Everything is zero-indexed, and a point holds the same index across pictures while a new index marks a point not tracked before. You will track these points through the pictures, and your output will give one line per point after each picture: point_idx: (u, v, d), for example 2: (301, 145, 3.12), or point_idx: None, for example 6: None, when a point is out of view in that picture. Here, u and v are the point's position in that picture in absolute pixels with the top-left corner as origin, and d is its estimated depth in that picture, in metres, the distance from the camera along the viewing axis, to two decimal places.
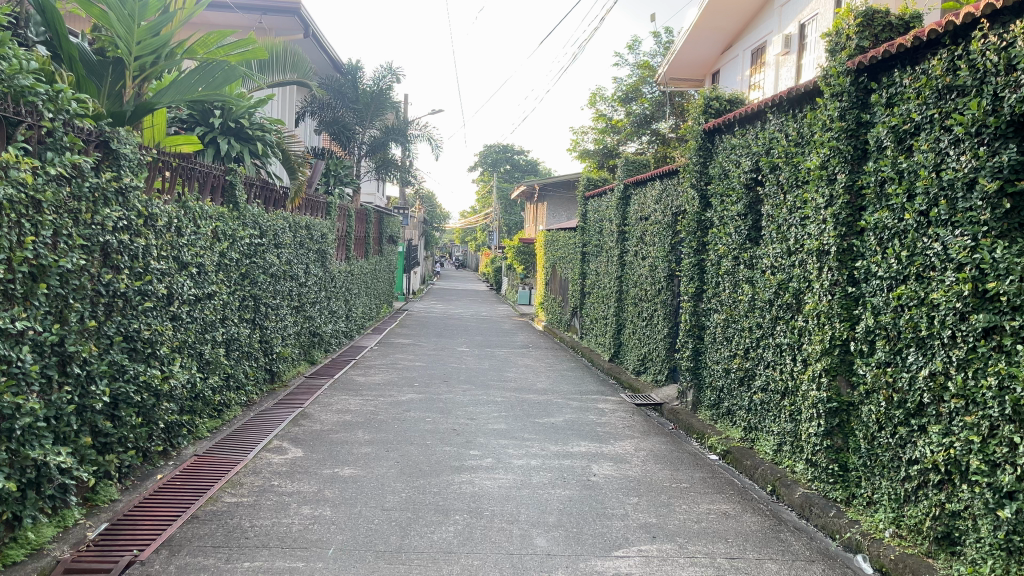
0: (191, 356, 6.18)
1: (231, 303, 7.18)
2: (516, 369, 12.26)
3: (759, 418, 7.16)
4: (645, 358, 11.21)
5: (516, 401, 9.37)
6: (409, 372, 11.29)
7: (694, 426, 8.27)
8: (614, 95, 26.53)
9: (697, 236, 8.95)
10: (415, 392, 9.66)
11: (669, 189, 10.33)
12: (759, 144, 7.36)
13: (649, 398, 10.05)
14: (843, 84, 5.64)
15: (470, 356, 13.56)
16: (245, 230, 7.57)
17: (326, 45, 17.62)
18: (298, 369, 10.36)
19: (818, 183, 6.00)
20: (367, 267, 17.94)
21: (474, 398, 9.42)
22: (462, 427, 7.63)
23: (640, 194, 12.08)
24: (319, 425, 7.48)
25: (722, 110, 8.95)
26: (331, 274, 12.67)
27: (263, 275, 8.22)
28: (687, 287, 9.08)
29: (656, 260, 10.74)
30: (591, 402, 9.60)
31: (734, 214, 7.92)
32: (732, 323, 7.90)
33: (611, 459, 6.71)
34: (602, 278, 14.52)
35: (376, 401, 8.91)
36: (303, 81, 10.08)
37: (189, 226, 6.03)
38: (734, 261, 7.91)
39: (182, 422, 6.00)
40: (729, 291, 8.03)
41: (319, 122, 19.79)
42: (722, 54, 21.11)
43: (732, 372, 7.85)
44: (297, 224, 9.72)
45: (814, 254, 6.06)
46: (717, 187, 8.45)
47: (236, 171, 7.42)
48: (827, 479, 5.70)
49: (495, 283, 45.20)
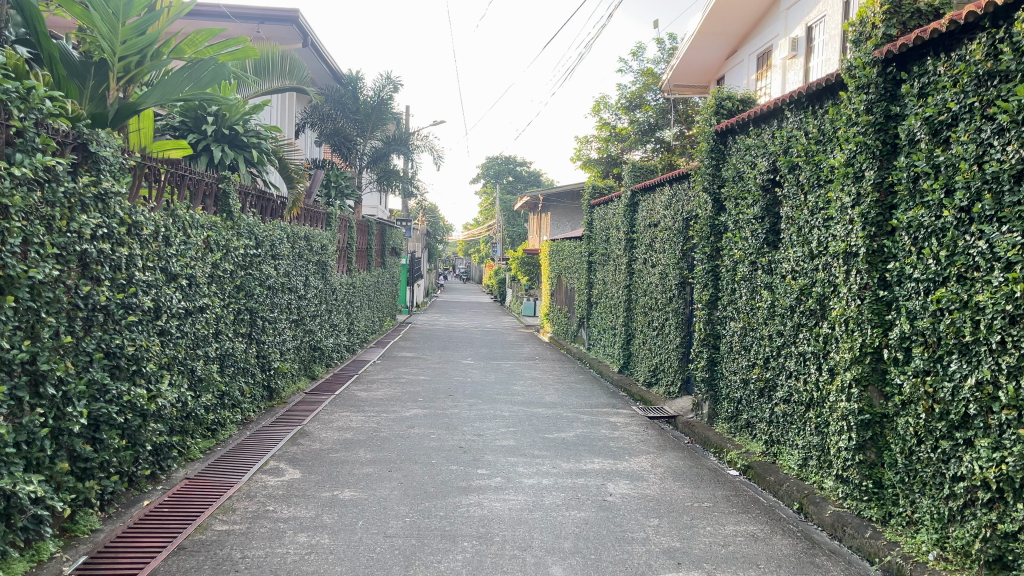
0: (182, 372, 5.83)
1: (226, 317, 6.84)
2: (523, 381, 11.90)
3: (781, 431, 6.80)
4: (657, 368, 10.85)
5: (525, 415, 9.01)
6: (413, 386, 10.93)
7: (711, 440, 7.91)
8: (617, 103, 26.24)
9: (711, 241, 8.61)
10: (420, 407, 9.31)
11: (679, 194, 10.00)
12: (776, 143, 7.03)
13: (662, 411, 9.69)
14: (870, 75, 5.29)
15: (475, 369, 13.21)
16: (240, 240, 7.25)
17: (325, 56, 17.36)
18: (298, 385, 10.01)
19: (843, 182, 5.65)
20: (370, 279, 17.63)
21: (480, 413, 9.07)
22: (469, 444, 7.28)
23: (648, 200, 11.74)
24: (318, 443, 7.13)
25: (735, 110, 8.58)
26: (332, 287, 12.34)
27: (259, 287, 7.89)
28: (701, 295, 8.74)
29: (668, 268, 10.39)
30: (603, 416, 9.23)
31: (750, 217, 7.58)
32: (750, 332, 7.56)
33: (627, 476, 6.34)
34: (610, 288, 14.17)
35: (378, 417, 8.56)
36: (301, 87, 9.77)
37: (178, 235, 5.69)
38: (752, 267, 7.56)
39: (172, 443, 5.65)
40: (746, 298, 7.68)
41: (319, 133, 19.51)
42: (726, 60, 20.85)
43: (751, 383, 7.49)
44: (295, 234, 9.40)
45: (840, 257, 5.70)
46: (731, 190, 8.11)
47: (229, 179, 7.09)
48: (861, 497, 5.33)
49: (499, 295, 44.91)
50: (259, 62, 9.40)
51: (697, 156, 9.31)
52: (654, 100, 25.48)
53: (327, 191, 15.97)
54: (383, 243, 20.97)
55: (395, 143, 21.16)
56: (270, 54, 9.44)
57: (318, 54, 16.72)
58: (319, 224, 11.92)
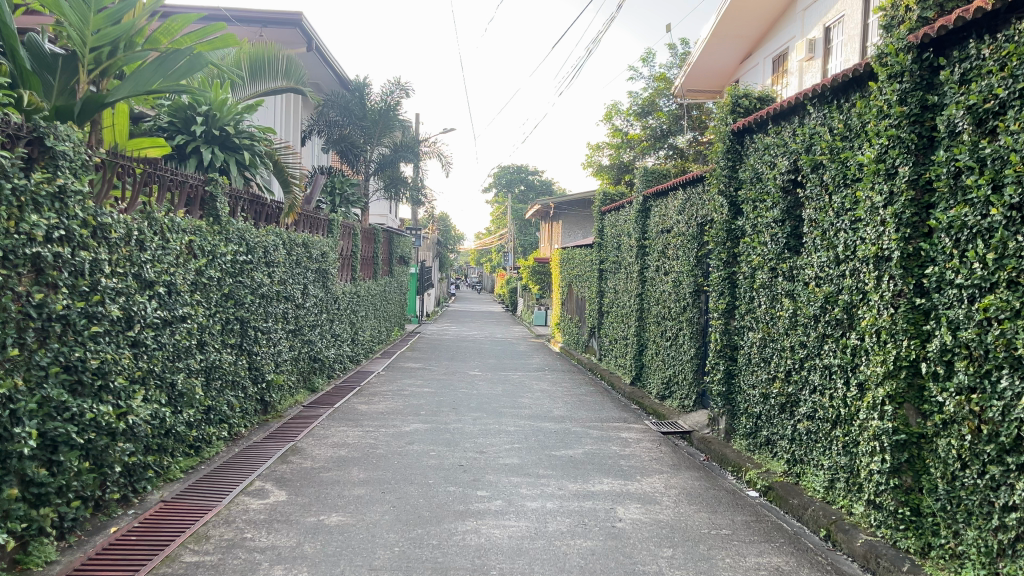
0: (159, 386, 5.43)
1: (211, 327, 6.44)
2: (531, 394, 11.45)
3: (805, 449, 6.33)
4: (670, 381, 10.38)
5: (531, 431, 8.55)
6: (416, 399, 10.51)
7: (729, 457, 7.44)
8: (629, 110, 25.82)
9: (727, 247, 8.15)
10: (421, 421, 8.88)
11: (693, 199, 9.56)
12: (798, 141, 6.57)
13: (676, 426, 9.22)
14: (904, 62, 4.84)
15: (482, 381, 12.78)
16: (228, 246, 6.85)
17: (331, 60, 17.00)
18: (295, 398, 9.61)
19: (873, 180, 5.20)
20: (376, 288, 17.24)
21: (485, 428, 8.63)
22: (470, 463, 6.83)
23: (661, 205, 11.28)
24: (310, 461, 6.71)
25: (753, 109, 8.13)
26: (334, 295, 11.94)
27: (251, 296, 7.50)
28: (717, 304, 8.28)
29: (682, 275, 9.93)
30: (614, 431, 8.76)
31: (769, 221, 7.12)
32: (771, 343, 7.09)
33: (638, 499, 5.87)
34: (621, 296, 13.72)
35: (376, 432, 8.13)
36: (299, 88, 9.40)
37: (155, 239, 5.30)
38: (771, 273, 7.10)
39: (147, 462, 5.24)
40: (766, 307, 7.21)
41: (325, 140, 19.17)
42: (741, 64, 20.42)
43: (772, 398, 7.02)
44: (292, 240, 9.00)
45: (870, 262, 5.24)
46: (749, 192, 7.65)
47: (217, 181, 6.70)
48: (897, 525, 4.85)
49: (510, 304, 44.48)
50: (255, 63, 9.03)
51: (712, 157, 8.86)
52: (666, 106, 25.03)
53: (332, 198, 15.61)
54: (390, 252, 20.61)
55: (403, 149, 20.76)
56: (267, 54, 9.06)
57: (323, 58, 16.36)
58: (319, 230, 11.53)
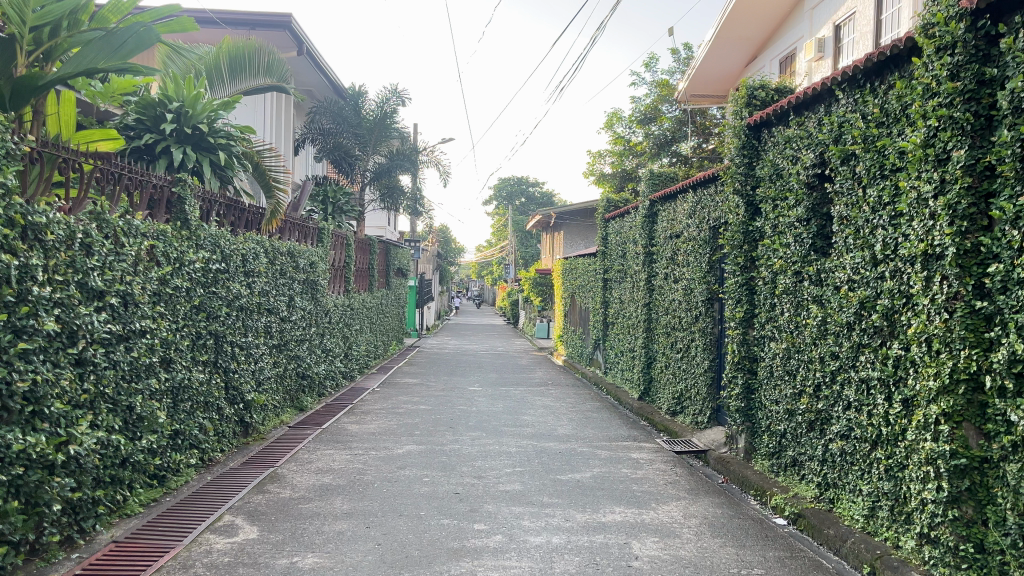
0: (111, 409, 4.80)
1: (179, 342, 5.82)
2: (533, 410, 10.81)
3: (839, 472, 5.67)
4: (682, 395, 9.76)
5: (534, 452, 7.91)
6: (411, 418, 9.86)
7: (750, 480, 6.80)
8: (631, 117, 25.31)
9: (744, 250, 7.53)
10: (415, 443, 8.23)
11: (705, 200, 8.95)
12: (825, 131, 5.95)
13: (690, 444, 8.58)
14: (956, 32, 4.24)
15: (482, 397, 12.13)
16: (199, 253, 6.24)
17: (325, 66, 16.46)
18: (281, 418, 8.95)
19: (920, 168, 4.58)
20: (372, 301, 16.62)
21: (484, 449, 7.99)
22: (467, 490, 6.18)
23: (669, 210, 10.69)
24: (290, 490, 6.05)
25: (769, 101, 7.55)
26: (325, 308, 11.33)
27: (227, 309, 6.88)
28: (734, 312, 7.65)
29: (694, 283, 9.32)
30: (623, 451, 8.11)
31: (792, 220, 6.51)
32: (796, 354, 6.45)
33: (654, 532, 5.21)
34: (627, 306, 13.10)
35: (366, 455, 7.48)
36: (281, 87, 8.82)
37: (106, 243, 4.68)
38: (795, 278, 6.48)
39: (95, 497, 4.61)
40: (789, 314, 6.58)
41: (319, 149, 18.60)
42: (745, 67, 19.85)
43: (798, 415, 6.37)
44: (274, 249, 8.38)
45: (917, 262, 4.61)
46: (768, 189, 7.04)
47: (185, 181, 6.10)
48: (958, 564, 4.20)
49: (511, 317, 43.85)
50: (236, 59, 8.44)
51: (725, 155, 8.25)
52: (669, 112, 24.51)
53: (324, 207, 15.05)
54: (387, 263, 20.00)
55: (399, 158, 20.19)
56: (248, 49, 8.47)
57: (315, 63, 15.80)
58: (308, 239, 10.92)
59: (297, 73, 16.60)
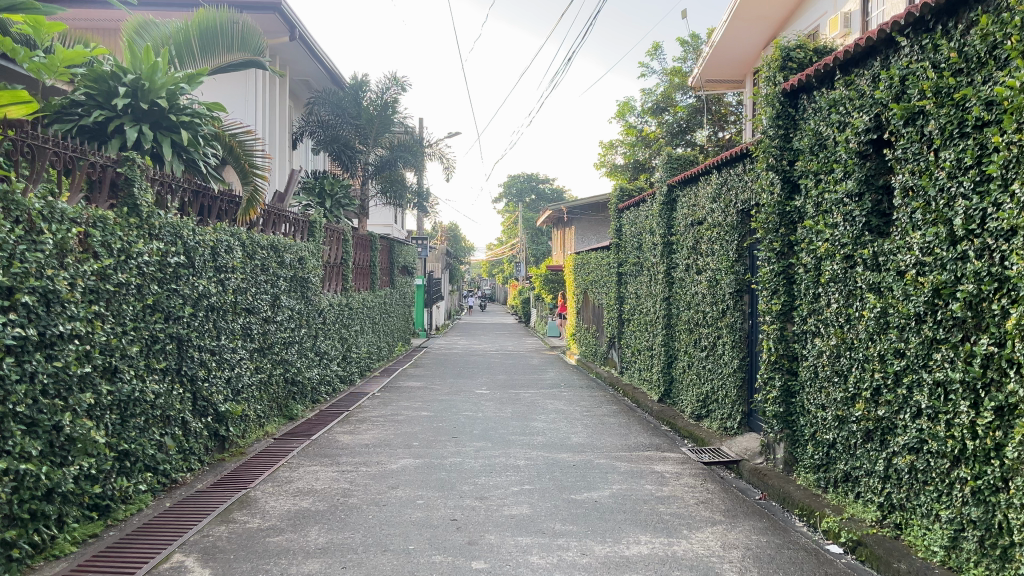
0: (28, 431, 3.96)
1: (126, 348, 4.97)
2: (544, 416, 9.93)
3: (908, 492, 4.76)
4: (708, 398, 8.87)
5: (545, 465, 7.02)
6: (410, 426, 8.99)
7: (795, 497, 5.89)
8: (643, 106, 24.37)
9: (781, 234, 6.62)
10: (411, 456, 7.35)
11: (732, 180, 8.05)
12: (882, 88, 5.03)
13: (720, 453, 7.68)
14: None
15: (489, 401, 11.26)
16: (152, 244, 5.39)
17: (320, 54, 15.63)
18: (265, 429, 8.10)
19: (1020, 119, 3.67)
20: (374, 300, 15.78)
21: (489, 463, 7.11)
22: (466, 516, 5.30)
23: (690, 194, 9.79)
24: (259, 519, 5.18)
25: (808, 64, 6.63)
26: (318, 308, 10.48)
27: (192, 309, 6.03)
28: (769, 305, 6.74)
29: (720, 273, 8.42)
30: (645, 462, 7.22)
31: (840, 196, 5.60)
32: (846, 351, 5.54)
33: (690, 569, 4.31)
34: (644, 301, 12.21)
35: (354, 472, 6.61)
36: (257, 60, 7.94)
37: (14, 229, 3.83)
38: (845, 262, 5.56)
39: (7, 539, 3.78)
40: (838, 305, 5.67)
41: (317, 142, 17.76)
42: (764, 49, 18.83)
43: (852, 423, 5.46)
44: (252, 243, 7.52)
45: (1017, 235, 3.70)
46: (810, 163, 6.12)
47: (134, 161, 5.27)
48: None
49: (523, 316, 43.01)
50: (206, 34, 7.56)
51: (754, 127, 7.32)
52: (683, 100, 23.55)
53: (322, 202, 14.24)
54: (391, 261, 19.17)
55: (401, 149, 19.03)
56: (218, 21, 7.57)
57: (310, 50, 14.98)
58: (298, 234, 10.09)
59: (292, 60, 15.79)
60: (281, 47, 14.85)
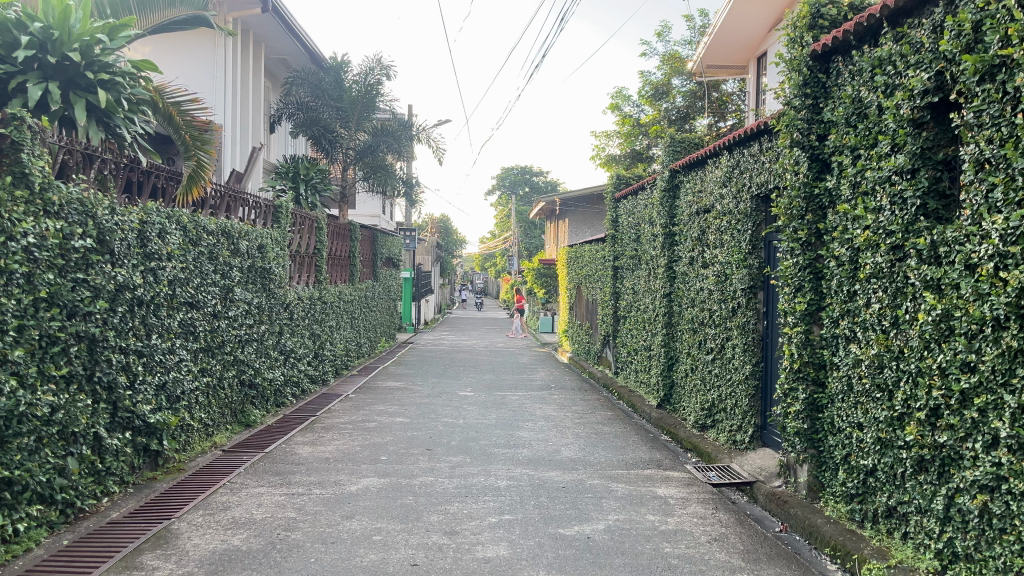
0: None
1: (4, 349, 3.98)
2: (531, 423, 9.00)
3: (977, 542, 3.82)
4: (714, 407, 7.94)
5: (531, 487, 6.05)
6: (381, 436, 8.03)
7: (824, 534, 4.96)
8: (641, 93, 23.39)
9: (808, 222, 5.67)
10: (376, 474, 6.39)
11: (748, 161, 7.09)
12: (948, 38, 4.07)
13: (730, 472, 6.74)
14: None
15: (472, 405, 10.30)
16: (47, 223, 4.37)
17: (297, 30, 14.65)
18: (213, 440, 7.13)
19: None
20: (353, 293, 14.80)
21: (465, 483, 6.14)
22: (430, 559, 4.34)
23: (695, 178, 8.84)
24: (172, 564, 4.18)
25: (841, 22, 5.68)
26: (283, 302, 9.50)
27: (107, 303, 5.04)
28: (792, 304, 5.79)
29: (730, 268, 7.47)
30: (646, 484, 6.26)
31: (885, 176, 4.65)
32: (890, 361, 4.59)
33: None
34: (641, 297, 11.28)
35: (306, 496, 5.64)
36: (205, 16, 6.95)
37: None
38: (891, 253, 4.60)
39: None
40: (880, 305, 4.72)
41: (294, 124, 16.71)
42: (768, 33, 17.81)
43: (899, 449, 4.51)
44: (193, 228, 6.52)
45: None
46: (846, 137, 5.16)
47: (23, 121, 4.23)
48: None
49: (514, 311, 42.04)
50: None
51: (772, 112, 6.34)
52: (682, 86, 22.55)
53: (295, 187, 13.22)
54: (374, 252, 18.18)
55: (384, 134, 17.84)
56: None
57: (284, 24, 14.02)
58: (260, 219, 9.10)
59: (266, 34, 14.75)
60: (254, 19, 13.80)
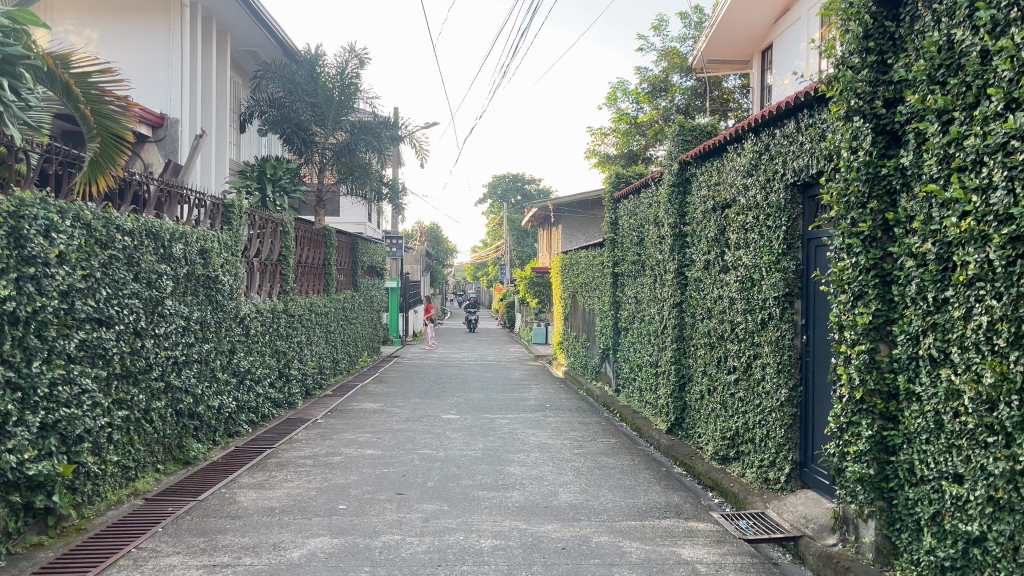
0: None
1: None
2: (522, 455, 7.73)
3: None
4: (739, 436, 6.70)
5: (523, 549, 4.77)
6: (344, 475, 6.74)
7: None
8: (637, 90, 22.30)
9: (873, 210, 4.45)
10: (329, 531, 5.11)
11: (781, 144, 5.91)
12: None
13: (766, 522, 5.49)
14: None
15: (454, 432, 9.03)
16: None
17: (266, 17, 13.45)
18: (133, 487, 5.85)
19: None
20: (328, 305, 13.53)
21: (439, 544, 4.87)
22: None
23: (711, 169, 7.64)
24: None
25: None
26: (235, 315, 8.24)
27: None
28: (852, 314, 4.55)
29: (758, 272, 6.27)
30: (665, 542, 4.99)
31: (998, 142, 3.41)
32: (1012, 393, 3.34)
33: None
34: (646, 306, 10.06)
35: (232, 568, 4.35)
36: None
37: None
38: (1009, 245, 3.37)
39: None
40: (989, 314, 3.48)
41: (266, 121, 15.49)
42: (774, 24, 16.60)
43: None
44: (100, 226, 5.25)
45: None
46: (930, 97, 3.94)
47: None
48: None
49: (506, 322, 40.86)
50: None
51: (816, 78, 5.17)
52: (681, 82, 21.56)
53: (260, 188, 11.94)
54: (354, 261, 16.93)
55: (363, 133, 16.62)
56: None
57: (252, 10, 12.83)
58: (207, 220, 7.82)
59: (232, 22, 13.55)
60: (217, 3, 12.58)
